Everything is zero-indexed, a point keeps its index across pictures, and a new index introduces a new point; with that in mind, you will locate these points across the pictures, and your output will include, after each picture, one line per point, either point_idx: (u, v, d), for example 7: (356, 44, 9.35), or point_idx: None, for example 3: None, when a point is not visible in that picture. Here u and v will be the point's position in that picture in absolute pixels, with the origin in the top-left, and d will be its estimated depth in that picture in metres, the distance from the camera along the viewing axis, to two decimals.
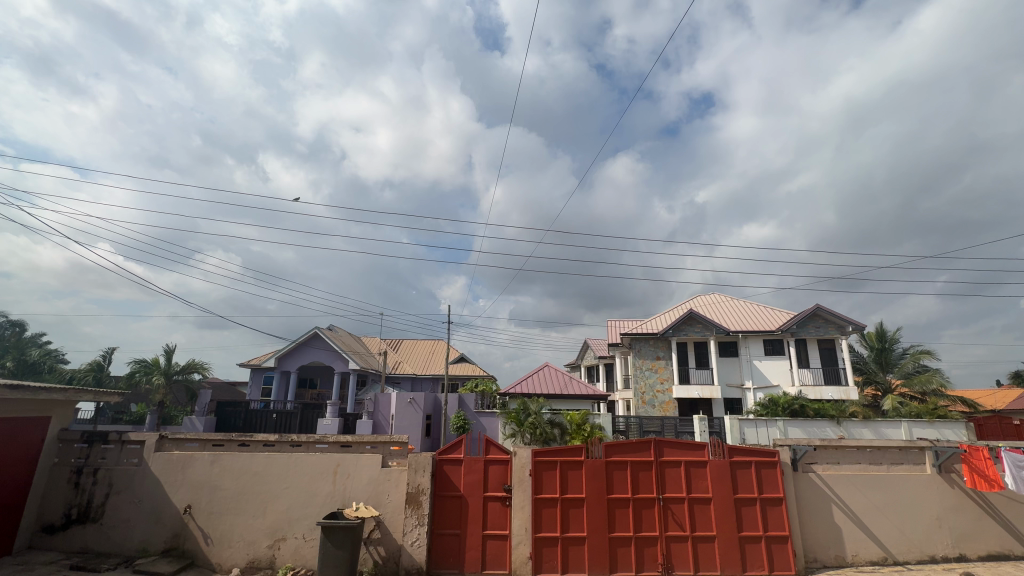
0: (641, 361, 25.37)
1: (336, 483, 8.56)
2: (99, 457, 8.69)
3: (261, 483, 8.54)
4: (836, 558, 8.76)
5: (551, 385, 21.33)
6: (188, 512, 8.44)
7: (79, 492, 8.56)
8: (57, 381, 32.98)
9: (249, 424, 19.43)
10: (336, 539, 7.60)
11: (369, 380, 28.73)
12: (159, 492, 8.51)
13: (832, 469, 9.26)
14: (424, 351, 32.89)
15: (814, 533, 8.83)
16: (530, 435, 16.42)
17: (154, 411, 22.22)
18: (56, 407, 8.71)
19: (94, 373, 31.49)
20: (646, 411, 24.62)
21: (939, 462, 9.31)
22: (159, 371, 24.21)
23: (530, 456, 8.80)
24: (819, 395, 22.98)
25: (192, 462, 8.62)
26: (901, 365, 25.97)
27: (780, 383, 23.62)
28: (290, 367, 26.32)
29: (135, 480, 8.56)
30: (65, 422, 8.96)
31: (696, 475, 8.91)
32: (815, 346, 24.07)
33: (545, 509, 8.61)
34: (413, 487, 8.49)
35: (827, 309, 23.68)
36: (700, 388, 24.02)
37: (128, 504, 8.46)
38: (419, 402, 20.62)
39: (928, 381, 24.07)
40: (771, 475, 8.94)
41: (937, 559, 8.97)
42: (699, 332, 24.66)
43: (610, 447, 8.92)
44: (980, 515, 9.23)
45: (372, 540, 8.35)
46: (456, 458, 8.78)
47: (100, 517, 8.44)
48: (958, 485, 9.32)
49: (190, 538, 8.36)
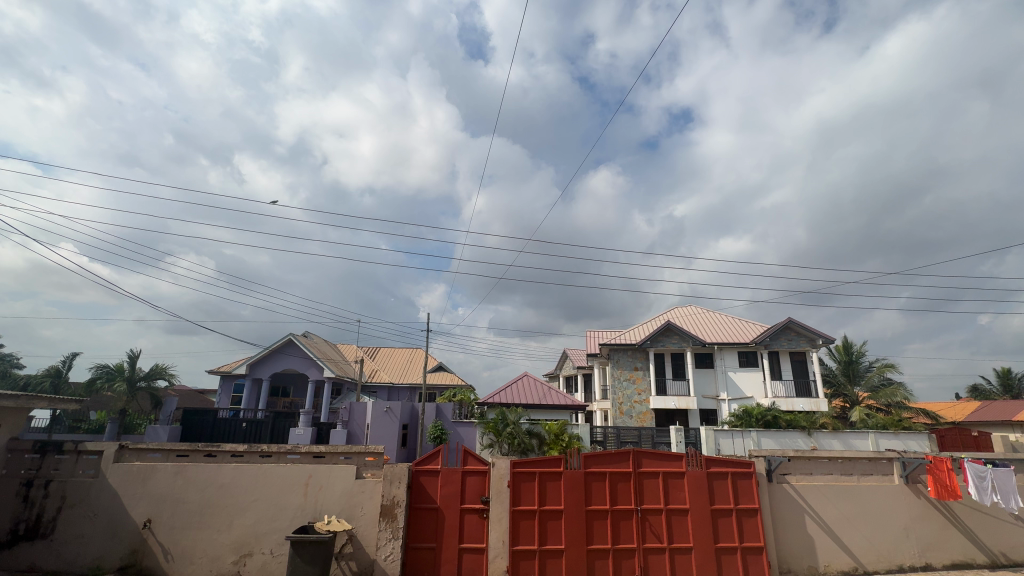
0: (619, 371, 25.53)
1: (308, 496, 8.27)
2: (51, 468, 8.20)
3: (227, 496, 8.18)
4: (809, 568, 8.84)
5: (530, 395, 21.21)
6: (148, 527, 8.03)
7: (28, 505, 8.05)
8: (12, 387, 31.50)
9: (217, 433, 18.73)
10: (306, 554, 7.32)
11: (345, 389, 28.21)
12: (116, 505, 8.07)
13: (805, 479, 9.39)
14: (402, 360, 32.45)
15: (788, 543, 8.92)
16: (507, 446, 16.25)
17: (115, 420, 20.99)
18: (6, 416, 8.18)
19: (52, 379, 30.25)
20: (624, 421, 24.79)
21: (907, 473, 9.51)
22: (123, 378, 23.51)
23: (508, 467, 8.68)
24: (791, 406, 23.46)
25: (154, 474, 8.21)
26: (867, 377, 26.76)
27: (754, 394, 24.02)
28: (262, 375, 25.62)
29: (90, 493, 8.10)
30: (16, 431, 8.42)
31: (674, 486, 8.91)
32: (788, 358, 24.54)
33: (522, 521, 8.49)
34: (387, 499, 8.26)
35: (799, 322, 24.24)
36: (677, 399, 24.27)
37: (82, 519, 8.00)
38: (396, 411, 20.29)
39: (893, 394, 24.87)
40: (746, 486, 9.01)
41: (905, 569, 9.15)
42: (676, 343, 24.97)
43: (587, 457, 8.88)
44: (944, 524, 9.48)
45: (344, 554, 8.10)
46: (432, 469, 8.59)
47: (50, 533, 7.95)
48: (924, 495, 9.54)
49: (148, 554, 7.95)
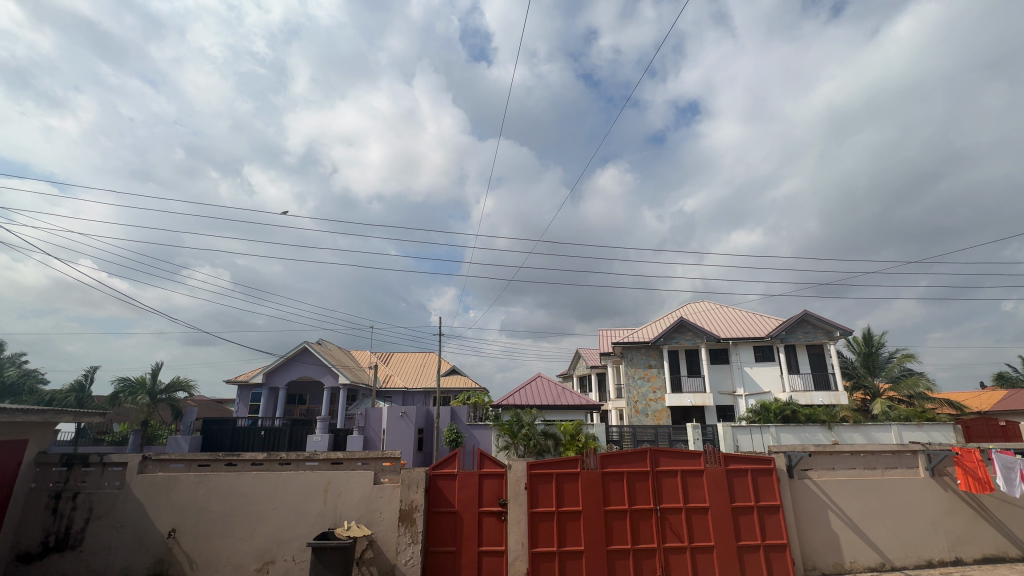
0: (633, 370, 25.40)
1: (327, 502, 8.34)
2: (78, 480, 8.37)
3: (249, 505, 8.29)
4: (834, 565, 8.71)
5: (544, 396, 21.17)
6: (172, 536, 8.16)
7: (57, 518, 8.23)
8: (38, 403, 32.14)
9: (236, 443, 18.95)
10: (327, 560, 7.40)
11: (360, 395, 28.44)
12: (142, 514, 8.22)
13: (827, 475, 9.24)
14: (415, 364, 32.62)
15: (812, 540, 8.79)
16: (523, 448, 16.26)
17: (137, 432, 21.33)
18: (34, 430, 8.39)
19: (76, 394, 30.82)
20: (639, 419, 24.59)
21: (932, 465, 9.33)
22: (144, 390, 23.99)
23: (525, 469, 8.67)
24: (810, 400, 23.07)
25: (177, 484, 8.35)
26: (887, 369, 26.25)
27: (771, 389, 23.69)
28: (278, 383, 25.92)
29: (116, 504, 8.27)
30: (44, 445, 8.63)
31: (693, 484, 8.83)
32: (805, 351, 24.23)
33: (541, 522, 8.47)
34: (406, 504, 8.29)
35: (815, 314, 23.88)
36: (693, 396, 24.02)
37: (109, 529, 8.16)
38: (411, 416, 20.43)
39: (915, 385, 24.34)
40: (767, 483, 8.90)
41: (935, 563, 8.96)
42: (690, 340, 24.72)
43: (605, 458, 8.82)
44: (973, 517, 9.26)
45: (365, 560, 8.14)
46: (449, 472, 8.63)
47: (79, 544, 8.13)
48: (952, 488, 9.33)
49: (175, 563, 8.08)
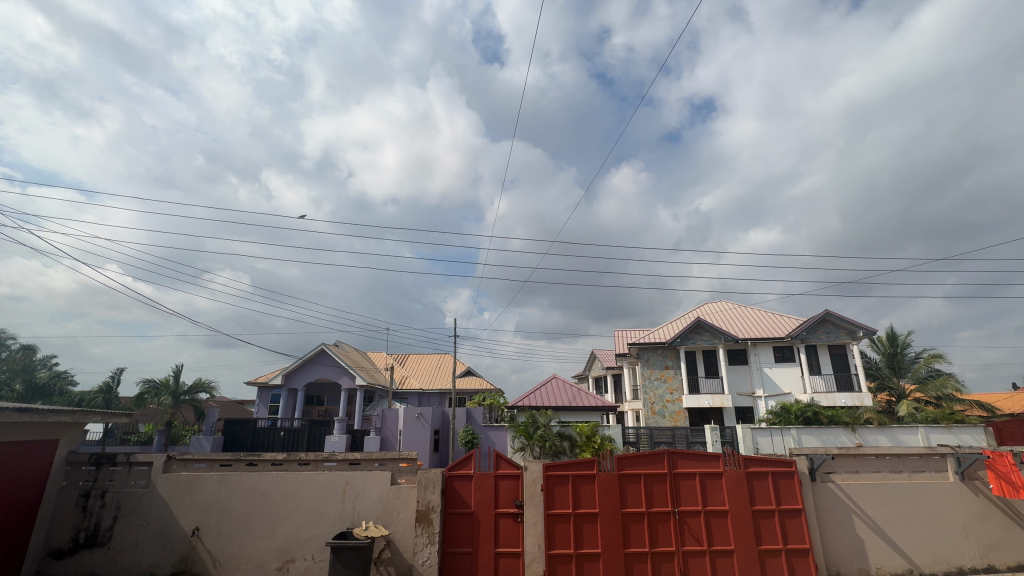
0: (649, 371, 25.16)
1: (346, 502, 8.43)
2: (106, 479, 8.60)
3: (269, 504, 8.42)
4: (859, 571, 8.50)
5: (560, 397, 21.11)
6: (196, 534, 8.33)
7: (87, 515, 8.47)
8: (68, 404, 33.12)
9: (256, 443, 19.26)
10: (346, 560, 7.47)
11: (377, 396, 28.71)
12: (167, 512, 8.42)
13: (851, 478, 9.01)
14: (431, 366, 32.83)
15: (836, 545, 8.59)
16: (539, 449, 16.24)
17: (161, 432, 21.81)
18: (64, 430, 8.64)
19: (103, 395, 31.68)
20: (656, 421, 24.35)
21: (962, 469, 9.04)
22: (168, 391, 24.57)
23: (542, 470, 8.64)
24: (832, 401, 22.63)
25: (200, 483, 8.52)
26: (913, 369, 25.55)
27: (792, 391, 23.24)
28: (297, 384, 26.33)
29: (142, 503, 8.47)
30: (73, 445, 8.88)
31: (712, 487, 8.71)
32: (826, 351, 23.73)
33: (557, 524, 8.43)
34: (422, 504, 8.33)
35: (836, 313, 23.36)
36: (711, 397, 23.72)
37: (136, 527, 8.37)
38: (427, 417, 20.51)
39: (943, 386, 23.64)
40: (788, 485, 8.73)
41: (965, 570, 8.69)
42: (708, 340, 24.40)
43: (621, 460, 8.77)
44: (1005, 523, 8.96)
45: (383, 560, 8.20)
46: (466, 474, 8.65)
47: (108, 541, 8.34)
48: (983, 492, 9.04)
49: (199, 560, 8.25)
